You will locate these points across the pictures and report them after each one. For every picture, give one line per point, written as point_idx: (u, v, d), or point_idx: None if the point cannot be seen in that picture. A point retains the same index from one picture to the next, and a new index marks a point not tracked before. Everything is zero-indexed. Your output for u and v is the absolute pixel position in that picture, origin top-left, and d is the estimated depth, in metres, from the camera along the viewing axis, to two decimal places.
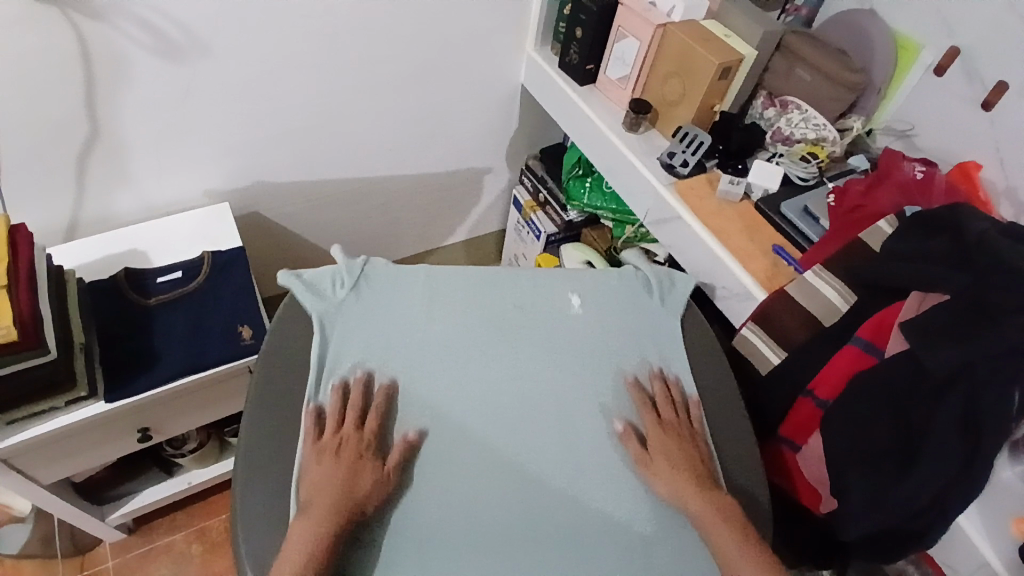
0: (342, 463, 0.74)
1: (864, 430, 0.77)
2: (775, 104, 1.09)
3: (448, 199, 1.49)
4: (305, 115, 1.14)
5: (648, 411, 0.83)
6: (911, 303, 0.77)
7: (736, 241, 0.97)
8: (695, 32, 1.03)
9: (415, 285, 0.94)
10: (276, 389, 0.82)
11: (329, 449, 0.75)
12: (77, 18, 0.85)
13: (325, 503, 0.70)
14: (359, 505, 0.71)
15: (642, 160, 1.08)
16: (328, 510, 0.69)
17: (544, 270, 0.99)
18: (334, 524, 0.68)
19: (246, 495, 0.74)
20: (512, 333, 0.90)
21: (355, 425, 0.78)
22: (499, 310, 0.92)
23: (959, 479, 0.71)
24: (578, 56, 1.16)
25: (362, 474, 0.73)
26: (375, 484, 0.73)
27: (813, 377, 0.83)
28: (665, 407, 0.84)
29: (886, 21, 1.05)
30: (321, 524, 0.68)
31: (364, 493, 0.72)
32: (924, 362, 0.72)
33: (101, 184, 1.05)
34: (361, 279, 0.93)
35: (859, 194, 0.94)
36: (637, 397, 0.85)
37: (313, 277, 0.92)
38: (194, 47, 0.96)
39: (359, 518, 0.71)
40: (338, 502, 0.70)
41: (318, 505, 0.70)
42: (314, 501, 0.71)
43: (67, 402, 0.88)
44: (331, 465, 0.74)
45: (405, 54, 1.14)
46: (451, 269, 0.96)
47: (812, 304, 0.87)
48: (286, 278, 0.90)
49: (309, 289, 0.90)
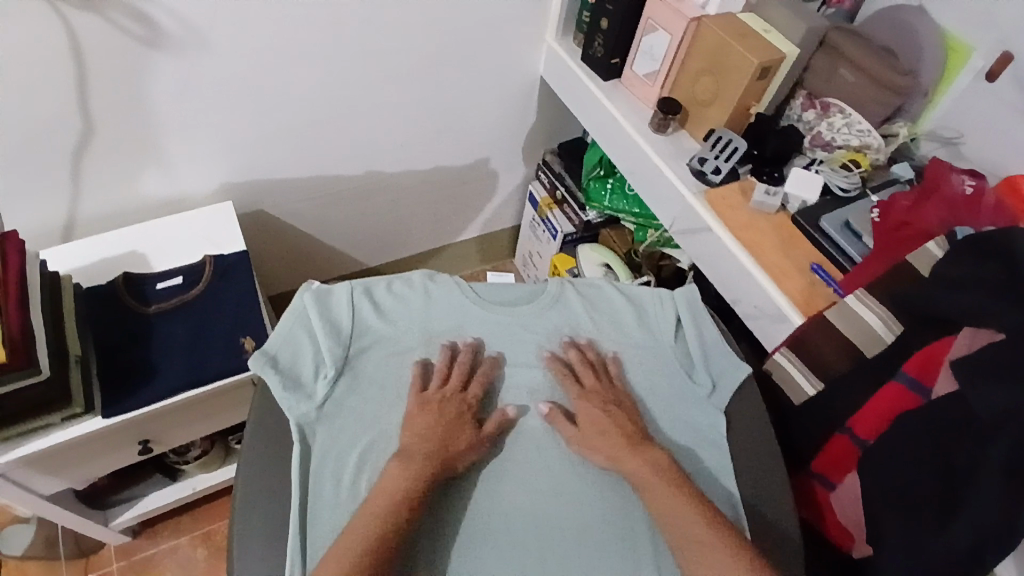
0: (443, 418, 0.74)
1: (901, 471, 0.71)
2: (815, 106, 1.01)
3: (461, 196, 1.42)
4: (312, 110, 1.08)
5: (567, 380, 0.79)
6: (962, 341, 0.70)
7: (771, 257, 0.91)
8: (732, 27, 0.95)
9: (414, 332, 0.82)
10: (266, 431, 0.75)
11: (432, 405, 0.75)
12: (67, 12, 0.79)
13: (423, 450, 0.70)
14: (448, 460, 0.71)
15: (669, 165, 1.01)
16: (427, 457, 0.70)
17: (560, 309, 0.87)
18: (430, 473, 0.68)
19: (243, 539, 0.68)
20: (522, 371, 0.82)
21: (459, 386, 0.78)
22: (512, 344, 0.84)
23: (999, 534, 0.64)
24: (602, 49, 1.08)
25: (460, 431, 0.73)
26: (471, 444, 0.73)
27: (853, 414, 0.77)
28: (586, 374, 0.80)
29: (936, 19, 0.96)
30: (416, 473, 0.68)
31: (456, 449, 0.72)
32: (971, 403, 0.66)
33: (97, 185, 1.00)
34: (353, 327, 0.81)
35: (905, 209, 0.86)
36: (557, 369, 0.81)
37: (292, 363, 0.77)
38: (193, 40, 0.89)
39: (451, 473, 0.71)
40: (433, 452, 0.70)
41: (415, 457, 0.69)
42: (414, 449, 0.70)
43: (63, 419, 0.85)
44: (434, 418, 0.73)
45: (417, 44, 1.06)
46: (457, 309, 0.85)
47: (853, 331, 0.80)
48: (260, 368, 0.75)
49: (286, 380, 0.75)
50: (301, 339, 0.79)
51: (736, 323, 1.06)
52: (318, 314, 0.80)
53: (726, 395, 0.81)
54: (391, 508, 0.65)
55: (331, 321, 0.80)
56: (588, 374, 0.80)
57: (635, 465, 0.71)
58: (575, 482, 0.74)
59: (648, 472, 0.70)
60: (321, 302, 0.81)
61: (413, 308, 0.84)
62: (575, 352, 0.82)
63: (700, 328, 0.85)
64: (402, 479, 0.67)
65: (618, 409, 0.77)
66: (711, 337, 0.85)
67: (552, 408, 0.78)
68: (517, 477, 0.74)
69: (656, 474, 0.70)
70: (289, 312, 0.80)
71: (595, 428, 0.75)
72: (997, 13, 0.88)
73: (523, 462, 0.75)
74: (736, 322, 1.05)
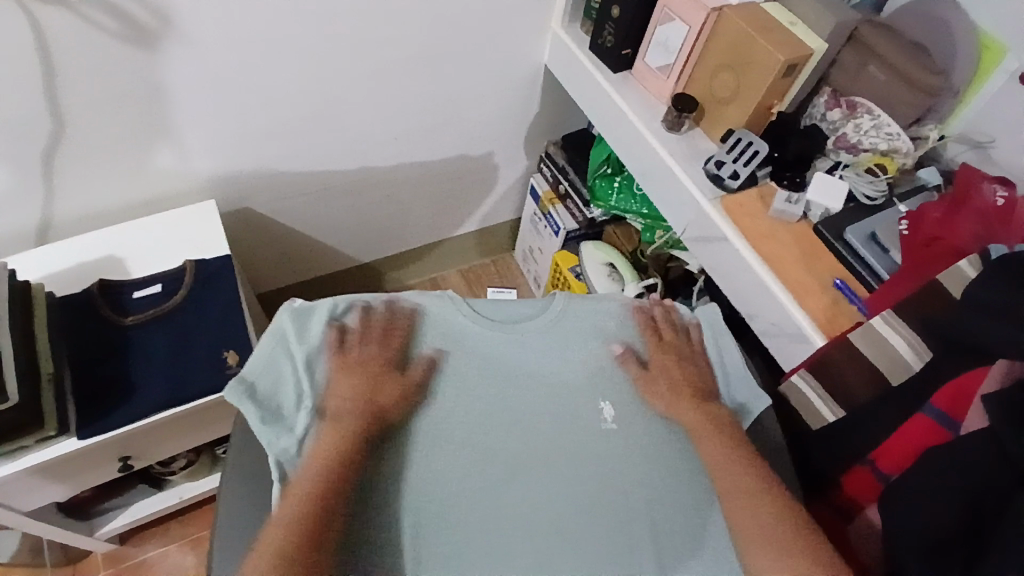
0: (366, 373, 0.72)
1: (925, 510, 0.65)
2: (840, 105, 0.95)
3: (459, 189, 1.35)
4: (300, 103, 1.00)
5: (649, 330, 0.80)
6: (995, 374, 0.65)
7: (793, 272, 0.85)
8: (757, 20, 0.87)
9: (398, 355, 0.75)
10: (250, 460, 0.71)
11: (355, 365, 0.73)
12: (27, 1, 0.71)
13: (349, 410, 0.69)
14: (377, 415, 0.70)
15: (683, 167, 0.94)
16: (354, 417, 0.69)
17: (568, 327, 0.80)
18: (356, 434, 0.68)
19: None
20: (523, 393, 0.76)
21: (381, 340, 0.75)
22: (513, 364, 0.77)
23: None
24: (613, 39, 1.00)
25: (385, 384, 0.72)
26: (397, 396, 0.72)
27: (878, 446, 0.73)
28: (665, 327, 0.81)
29: (972, 16, 0.88)
30: (345, 431, 0.68)
31: (384, 402, 0.71)
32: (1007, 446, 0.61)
33: (69, 185, 0.93)
34: (332, 349, 0.74)
35: (936, 223, 0.80)
36: (640, 318, 0.82)
37: (271, 392, 0.72)
38: (169, 32, 0.81)
39: (382, 429, 0.70)
40: (360, 412, 0.69)
41: (343, 419, 0.69)
42: (339, 410, 0.70)
43: (38, 441, 0.80)
44: (355, 375, 0.72)
45: (413, 34, 0.98)
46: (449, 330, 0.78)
47: (878, 356, 0.76)
48: (236, 399, 0.70)
49: (264, 413, 0.70)
50: (281, 366, 0.73)
51: (748, 336, 1.01)
52: (298, 338, 0.74)
53: (742, 425, 0.76)
54: (322, 474, 0.65)
55: (311, 344, 0.74)
56: (658, 329, 0.81)
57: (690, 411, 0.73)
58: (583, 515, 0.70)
59: (709, 424, 0.72)
60: (303, 322, 0.75)
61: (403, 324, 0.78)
62: (660, 308, 0.83)
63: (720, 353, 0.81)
64: (329, 443, 0.67)
65: (688, 364, 0.78)
66: (727, 363, 0.80)
67: (625, 350, 0.78)
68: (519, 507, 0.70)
69: (715, 428, 0.72)
70: (268, 335, 0.74)
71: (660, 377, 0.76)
72: None
73: (529, 495, 0.71)
74: (748, 335, 1.00)
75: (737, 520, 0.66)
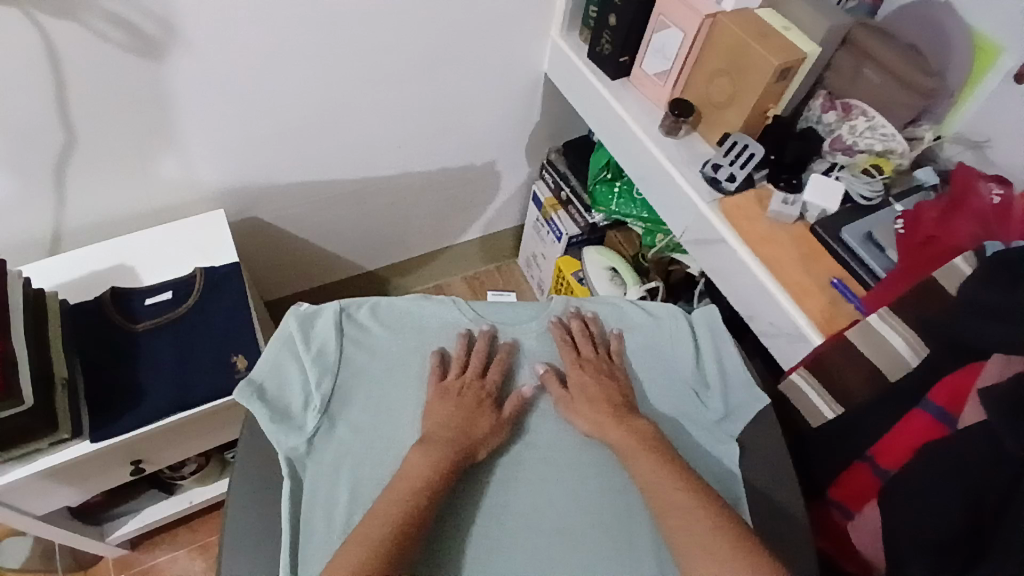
0: (463, 404, 0.73)
1: (928, 507, 0.67)
2: (836, 108, 0.96)
3: (462, 196, 1.37)
4: (304, 112, 1.03)
5: (565, 345, 0.81)
6: (993, 368, 0.66)
7: (790, 273, 0.86)
8: (751, 25, 0.89)
9: (401, 358, 0.78)
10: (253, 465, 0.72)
11: (452, 392, 0.75)
12: (38, 15, 0.73)
13: (444, 437, 0.70)
14: (472, 449, 0.70)
15: (681, 171, 0.96)
16: (448, 444, 0.69)
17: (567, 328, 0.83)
18: (448, 464, 0.68)
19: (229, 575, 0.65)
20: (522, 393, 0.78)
21: (477, 374, 0.77)
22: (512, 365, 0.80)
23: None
24: (610, 46, 1.02)
25: (480, 417, 0.73)
26: (490, 428, 0.73)
27: (875, 443, 0.73)
28: (584, 343, 0.81)
29: (966, 17, 0.89)
30: (440, 460, 0.68)
31: (479, 435, 0.72)
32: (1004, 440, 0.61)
33: (81, 194, 0.96)
34: (338, 350, 0.77)
35: (933, 222, 0.81)
36: (556, 334, 0.82)
37: (279, 392, 0.74)
38: (174, 42, 0.84)
39: (472, 460, 0.70)
40: (458, 439, 0.70)
41: (435, 444, 0.69)
42: (433, 437, 0.70)
43: (51, 443, 0.82)
44: (454, 404, 0.73)
45: (414, 43, 1.01)
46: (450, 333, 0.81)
47: (877, 354, 0.76)
48: (245, 399, 0.72)
49: (273, 412, 0.72)
50: (288, 367, 0.75)
51: (749, 338, 1.02)
52: (306, 339, 0.76)
53: (739, 422, 0.78)
54: (409, 502, 0.64)
55: (319, 346, 0.77)
56: (579, 344, 0.81)
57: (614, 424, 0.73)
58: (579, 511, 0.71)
59: (635, 441, 0.71)
60: (310, 325, 0.78)
61: (407, 328, 0.81)
62: (576, 322, 0.84)
63: (719, 351, 0.83)
64: (421, 468, 0.67)
65: (609, 379, 0.78)
66: (725, 359, 0.82)
67: (548, 369, 0.79)
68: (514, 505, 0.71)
69: (644, 450, 0.70)
70: (275, 337, 0.77)
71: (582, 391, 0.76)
72: None
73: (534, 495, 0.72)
74: (749, 337, 1.02)
75: (676, 540, 0.64)
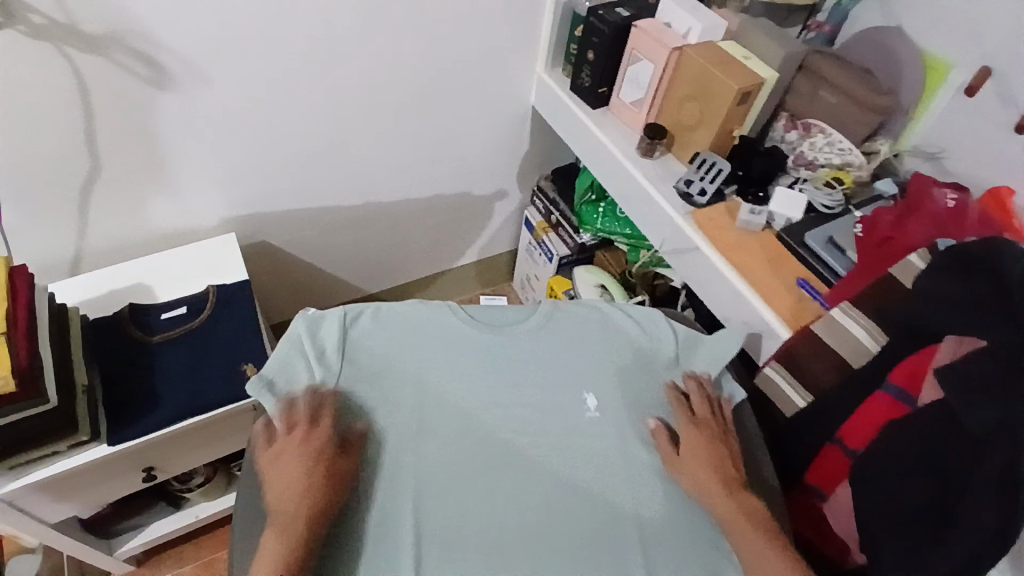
0: (298, 462, 0.72)
1: (898, 481, 0.71)
2: (797, 127, 1.05)
3: (457, 222, 1.46)
4: (311, 142, 1.12)
5: (683, 410, 0.81)
6: (946, 349, 0.72)
7: (760, 275, 0.93)
8: (713, 55, 0.99)
9: (404, 360, 0.83)
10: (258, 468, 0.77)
11: (283, 457, 0.73)
12: (72, 52, 0.83)
13: (287, 508, 0.69)
14: (319, 504, 0.70)
15: (658, 188, 1.04)
16: (295, 509, 0.69)
17: (556, 329, 0.89)
18: (300, 532, 0.67)
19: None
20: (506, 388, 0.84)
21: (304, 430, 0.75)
22: (501, 362, 0.85)
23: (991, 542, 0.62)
24: (590, 79, 1.13)
25: (318, 469, 0.72)
26: (331, 479, 0.72)
27: (843, 425, 0.79)
28: (700, 405, 0.82)
29: (916, 40, 1.00)
30: (294, 528, 0.67)
31: (321, 487, 0.71)
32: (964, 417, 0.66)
33: (104, 219, 1.04)
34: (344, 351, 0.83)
35: (890, 225, 0.89)
36: (674, 397, 0.83)
37: (288, 387, 0.80)
38: (193, 77, 0.94)
39: (324, 514, 0.70)
40: (302, 503, 0.69)
41: (287, 517, 0.68)
42: (281, 509, 0.69)
43: (70, 446, 0.87)
44: (288, 469, 0.72)
45: (411, 78, 1.11)
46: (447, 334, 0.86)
47: (840, 344, 0.82)
48: (256, 391, 0.79)
49: (281, 403, 0.79)
50: (297, 364, 0.81)
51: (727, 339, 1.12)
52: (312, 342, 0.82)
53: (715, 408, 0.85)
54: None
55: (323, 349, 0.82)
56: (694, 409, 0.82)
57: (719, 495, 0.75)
58: (572, 497, 0.76)
59: (744, 515, 0.73)
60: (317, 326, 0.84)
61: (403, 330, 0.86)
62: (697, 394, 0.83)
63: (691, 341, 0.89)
64: (271, 549, 0.66)
65: (725, 448, 0.79)
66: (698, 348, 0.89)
67: (659, 424, 0.81)
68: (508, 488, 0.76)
69: (751, 525, 0.72)
70: (285, 338, 0.82)
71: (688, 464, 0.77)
72: (976, 32, 0.92)
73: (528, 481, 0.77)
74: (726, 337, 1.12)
75: None
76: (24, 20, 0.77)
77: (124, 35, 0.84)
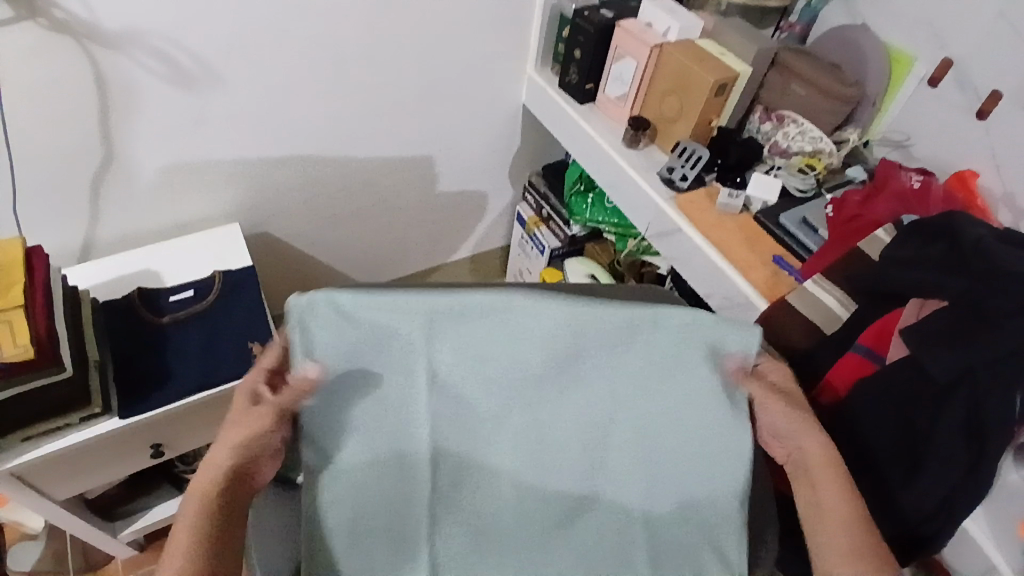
0: (248, 412, 0.64)
1: (870, 435, 0.75)
2: (771, 118, 1.12)
3: (451, 217, 1.52)
4: (315, 138, 1.18)
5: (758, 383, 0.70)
6: (911, 310, 0.75)
7: (738, 252, 0.99)
8: (690, 51, 1.07)
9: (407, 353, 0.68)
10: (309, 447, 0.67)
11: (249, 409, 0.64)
12: (91, 47, 0.88)
13: (223, 461, 0.62)
14: (250, 464, 0.63)
15: (642, 175, 1.11)
16: (229, 462, 0.62)
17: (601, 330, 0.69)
18: (225, 492, 0.61)
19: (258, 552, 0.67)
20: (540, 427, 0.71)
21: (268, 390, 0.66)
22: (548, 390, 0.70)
23: (966, 484, 0.68)
24: (577, 76, 1.20)
25: (256, 415, 0.64)
26: (267, 436, 0.64)
27: (817, 386, 0.83)
28: (773, 372, 0.71)
29: (880, 35, 1.08)
30: (224, 484, 0.61)
31: (259, 450, 0.64)
32: (926, 368, 0.69)
33: (114, 207, 1.08)
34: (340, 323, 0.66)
35: (857, 204, 0.96)
36: (743, 377, 0.69)
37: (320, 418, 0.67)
38: (206, 74, 0.99)
39: (251, 473, 0.64)
40: (236, 464, 0.62)
41: (224, 476, 0.61)
42: (219, 459, 0.62)
43: (82, 419, 0.91)
44: (240, 418, 0.64)
45: (410, 77, 1.18)
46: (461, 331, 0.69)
47: (814, 313, 0.88)
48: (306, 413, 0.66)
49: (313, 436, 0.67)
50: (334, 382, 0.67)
51: (712, 319, 1.19)
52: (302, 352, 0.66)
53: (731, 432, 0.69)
54: (196, 537, 0.57)
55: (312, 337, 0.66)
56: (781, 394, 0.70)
57: (805, 490, 0.67)
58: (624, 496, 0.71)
59: (834, 489, 0.65)
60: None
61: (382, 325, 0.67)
62: (778, 368, 0.71)
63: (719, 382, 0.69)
64: (201, 502, 0.60)
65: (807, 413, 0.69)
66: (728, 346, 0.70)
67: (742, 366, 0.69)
68: (598, 514, 0.71)
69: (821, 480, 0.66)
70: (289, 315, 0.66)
71: (791, 447, 0.69)
72: (936, 28, 0.99)
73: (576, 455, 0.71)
74: (712, 317, 1.19)
75: (814, 542, 0.64)
76: (48, 15, 0.83)
77: (143, 32, 0.90)
